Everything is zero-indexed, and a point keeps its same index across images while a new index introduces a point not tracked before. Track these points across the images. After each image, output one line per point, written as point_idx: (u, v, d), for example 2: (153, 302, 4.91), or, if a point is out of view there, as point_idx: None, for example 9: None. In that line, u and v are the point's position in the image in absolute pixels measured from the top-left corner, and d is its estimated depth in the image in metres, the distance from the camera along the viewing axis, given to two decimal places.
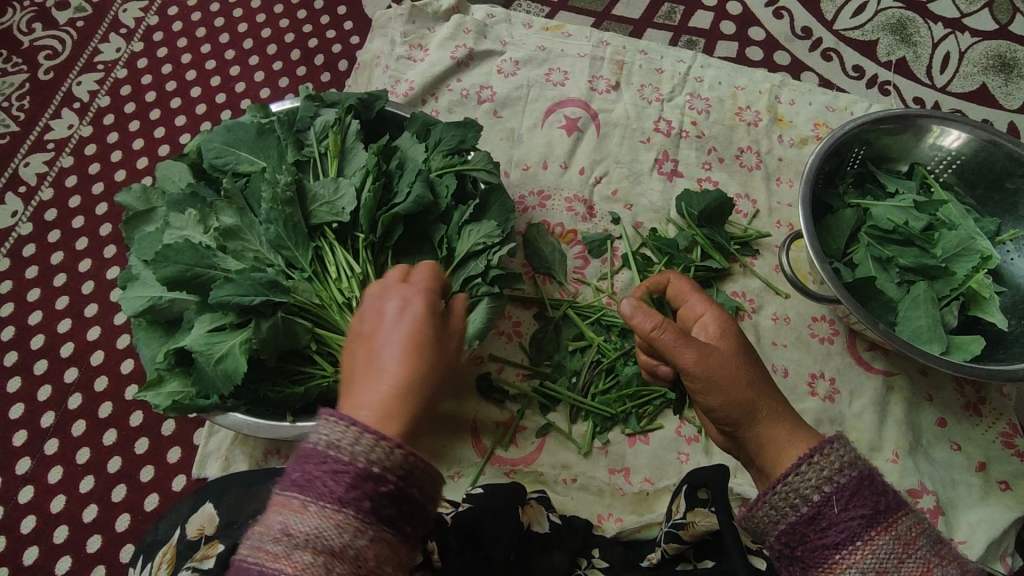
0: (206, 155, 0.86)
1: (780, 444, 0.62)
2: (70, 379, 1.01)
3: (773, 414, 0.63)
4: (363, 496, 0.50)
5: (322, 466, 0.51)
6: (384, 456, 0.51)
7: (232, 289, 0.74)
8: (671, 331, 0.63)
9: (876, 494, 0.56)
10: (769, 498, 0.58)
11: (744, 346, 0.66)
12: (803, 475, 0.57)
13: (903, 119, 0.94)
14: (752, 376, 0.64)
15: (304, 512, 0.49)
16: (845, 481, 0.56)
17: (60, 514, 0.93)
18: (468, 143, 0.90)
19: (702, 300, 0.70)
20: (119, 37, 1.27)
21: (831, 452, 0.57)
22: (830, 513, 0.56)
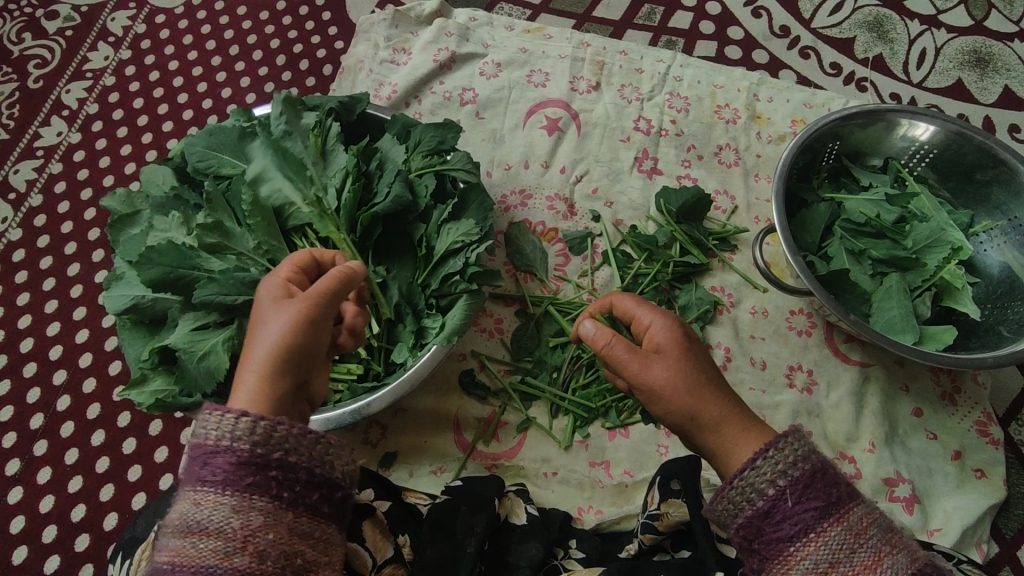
0: (189, 159, 0.88)
1: (732, 445, 0.63)
2: (58, 381, 1.02)
3: (724, 417, 0.64)
4: (216, 471, 0.54)
5: (191, 454, 0.56)
6: (228, 427, 0.55)
7: (216, 288, 0.75)
8: (620, 345, 0.67)
9: (829, 487, 0.57)
10: (727, 492, 0.59)
11: (694, 353, 0.67)
12: (758, 470, 0.58)
13: (873, 114, 0.95)
14: (699, 384, 0.65)
15: (182, 498, 0.55)
16: (798, 474, 0.58)
17: (48, 514, 0.94)
18: (448, 144, 0.92)
19: (649, 310, 0.70)
20: (107, 45, 1.29)
21: (784, 446, 0.58)
22: (784, 507, 0.57)
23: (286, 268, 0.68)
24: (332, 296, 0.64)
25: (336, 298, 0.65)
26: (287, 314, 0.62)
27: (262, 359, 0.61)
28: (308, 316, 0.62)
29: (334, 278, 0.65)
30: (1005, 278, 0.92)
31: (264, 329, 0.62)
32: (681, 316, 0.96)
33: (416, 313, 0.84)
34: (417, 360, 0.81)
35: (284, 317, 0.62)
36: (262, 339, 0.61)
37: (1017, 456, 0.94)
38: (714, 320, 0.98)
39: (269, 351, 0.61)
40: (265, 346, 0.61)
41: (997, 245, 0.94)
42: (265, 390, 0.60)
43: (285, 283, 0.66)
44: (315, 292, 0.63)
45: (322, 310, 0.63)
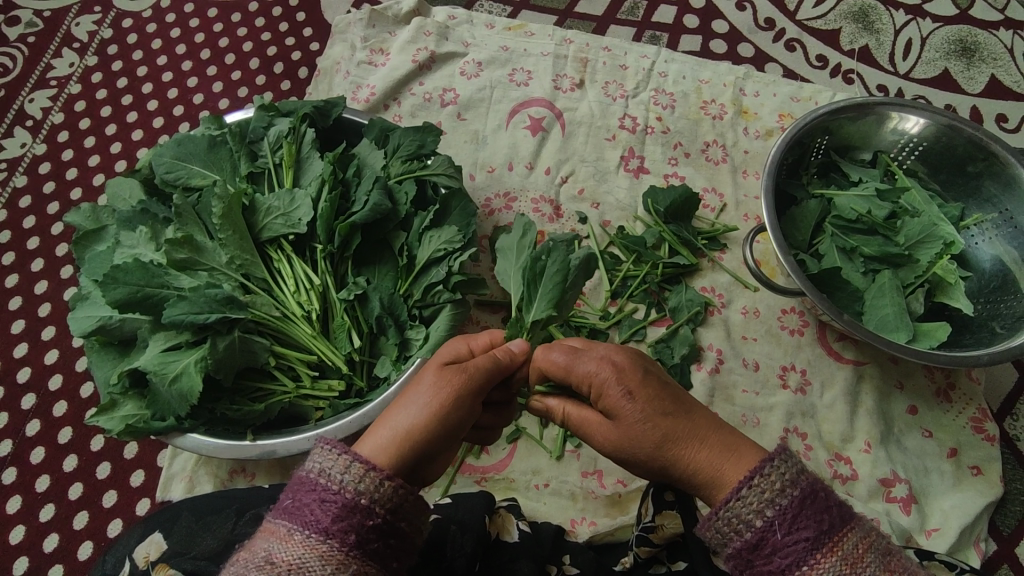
0: (156, 170, 0.84)
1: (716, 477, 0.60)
2: (27, 405, 0.99)
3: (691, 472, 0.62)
4: (349, 528, 0.53)
5: (313, 495, 0.54)
6: (370, 489, 0.54)
7: (186, 307, 0.71)
8: (574, 411, 0.69)
9: (820, 514, 0.54)
10: (714, 524, 0.57)
11: (645, 408, 0.63)
12: (743, 501, 0.56)
13: (863, 108, 0.94)
14: (659, 442, 0.62)
15: (290, 539, 0.52)
16: (787, 502, 0.55)
17: (20, 544, 0.91)
18: (428, 148, 0.88)
19: (593, 360, 0.65)
20: (72, 52, 1.25)
21: (770, 475, 0.56)
22: (774, 538, 0.55)
23: (481, 341, 0.70)
24: (485, 373, 0.64)
25: (492, 377, 0.64)
26: (446, 378, 0.62)
27: (399, 421, 0.61)
28: (462, 390, 0.62)
29: (494, 359, 0.65)
30: (997, 272, 0.91)
31: (414, 392, 0.62)
32: (671, 319, 0.94)
33: (399, 325, 0.80)
34: (401, 374, 0.78)
35: (442, 380, 0.62)
36: (419, 396, 0.62)
37: (1012, 452, 0.93)
38: (705, 322, 0.97)
39: (419, 410, 0.61)
40: (417, 404, 0.61)
41: (989, 238, 0.93)
42: (397, 448, 0.59)
43: (464, 349, 0.68)
44: (475, 366, 0.64)
45: (474, 382, 0.63)
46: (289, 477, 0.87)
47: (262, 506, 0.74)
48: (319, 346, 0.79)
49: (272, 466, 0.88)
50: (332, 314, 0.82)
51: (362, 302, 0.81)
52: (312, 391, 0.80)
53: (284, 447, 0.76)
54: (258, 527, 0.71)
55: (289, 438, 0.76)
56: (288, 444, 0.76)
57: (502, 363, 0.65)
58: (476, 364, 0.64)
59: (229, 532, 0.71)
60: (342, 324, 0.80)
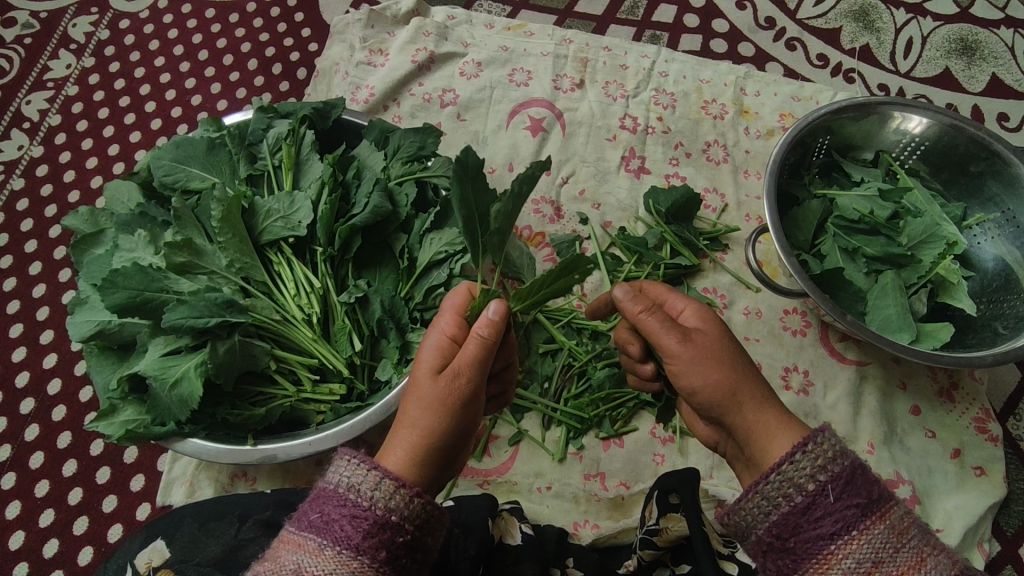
0: (155, 173, 0.83)
1: (767, 437, 0.61)
2: (26, 410, 0.98)
3: (759, 402, 0.63)
4: (380, 545, 0.52)
5: (343, 510, 0.54)
6: (402, 506, 0.54)
7: (185, 311, 0.71)
8: (657, 313, 0.64)
9: (870, 484, 0.55)
10: (762, 488, 0.57)
11: (724, 337, 0.65)
12: (796, 465, 0.56)
13: (865, 108, 0.93)
14: (730, 366, 0.63)
15: (320, 554, 0.52)
16: (839, 470, 0.55)
17: (20, 550, 0.90)
18: (428, 150, 0.87)
19: (681, 298, 0.69)
20: (68, 53, 1.24)
21: (824, 440, 0.56)
22: (825, 502, 0.55)
23: (452, 325, 0.62)
24: (481, 363, 0.59)
25: (486, 362, 0.59)
26: (445, 389, 0.59)
27: (410, 440, 0.59)
28: (463, 383, 0.59)
29: (479, 344, 0.58)
30: (1000, 272, 0.91)
31: (415, 404, 0.60)
32: None
33: (400, 327, 0.79)
34: (402, 377, 0.77)
35: (440, 388, 0.59)
36: (420, 410, 0.59)
37: (1015, 452, 0.93)
38: None
39: (421, 424, 0.59)
40: (419, 416, 0.59)
41: (991, 238, 0.92)
42: (416, 468, 0.59)
43: (447, 342, 0.61)
44: (466, 360, 0.58)
45: (473, 377, 0.59)
46: (291, 482, 0.87)
47: (264, 509, 0.74)
48: (319, 349, 0.79)
49: (272, 470, 0.88)
50: (333, 317, 0.81)
51: (363, 305, 0.80)
52: (313, 395, 0.79)
53: (285, 452, 0.76)
54: (261, 532, 0.71)
55: (289, 443, 0.76)
56: (289, 449, 0.76)
57: (492, 343, 0.58)
58: (467, 354, 0.58)
59: (233, 537, 0.71)
60: (343, 327, 0.79)
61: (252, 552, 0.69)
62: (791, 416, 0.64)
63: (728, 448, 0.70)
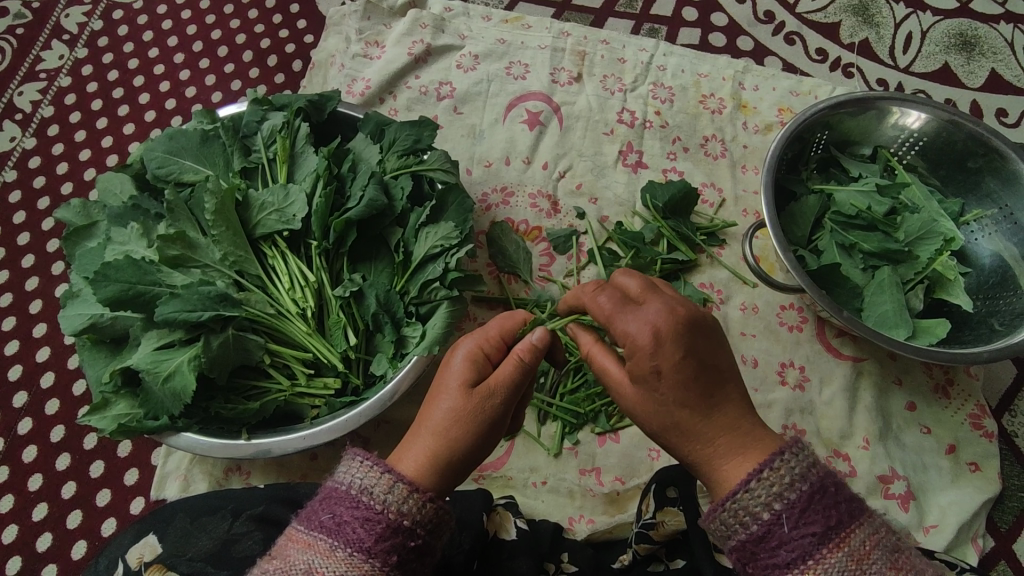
0: (148, 165, 0.83)
1: (717, 457, 0.59)
2: (19, 403, 0.98)
3: (715, 442, 0.59)
4: (392, 549, 0.53)
5: (355, 512, 0.53)
6: (416, 511, 0.54)
7: (179, 304, 0.70)
8: (597, 349, 0.61)
9: (828, 509, 0.53)
10: (720, 514, 0.56)
11: (684, 370, 0.58)
12: (751, 493, 0.55)
13: (864, 103, 0.93)
14: (681, 396, 0.58)
15: (332, 556, 0.52)
16: (795, 496, 0.54)
17: (13, 544, 0.90)
18: (424, 143, 0.87)
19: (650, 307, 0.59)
20: (61, 44, 1.23)
21: (778, 467, 0.54)
22: (781, 531, 0.53)
23: (495, 340, 0.63)
24: (515, 383, 0.60)
25: (519, 384, 0.61)
26: (476, 403, 0.59)
27: (432, 446, 0.58)
28: (498, 402, 0.59)
29: (517, 365, 0.60)
30: (996, 268, 0.91)
31: (442, 412, 0.59)
32: None
33: (395, 322, 0.79)
34: (397, 371, 0.77)
35: (472, 400, 0.59)
36: (450, 420, 0.58)
37: (1010, 449, 0.93)
38: None
39: (448, 433, 0.58)
40: (446, 424, 0.59)
41: (988, 235, 0.92)
42: (434, 472, 0.58)
43: (480, 355, 0.62)
44: (502, 379, 0.60)
45: (504, 397, 0.60)
46: (285, 477, 0.87)
47: (257, 504, 0.73)
48: (314, 343, 0.78)
49: (267, 464, 0.87)
50: (327, 312, 0.81)
51: (357, 299, 0.80)
52: (308, 389, 0.79)
53: (280, 447, 0.76)
54: (255, 528, 0.71)
55: (285, 437, 0.75)
56: (285, 444, 0.75)
57: (528, 365, 0.60)
58: (503, 373, 0.60)
59: (226, 531, 0.71)
60: (337, 322, 0.79)
61: (247, 547, 0.69)
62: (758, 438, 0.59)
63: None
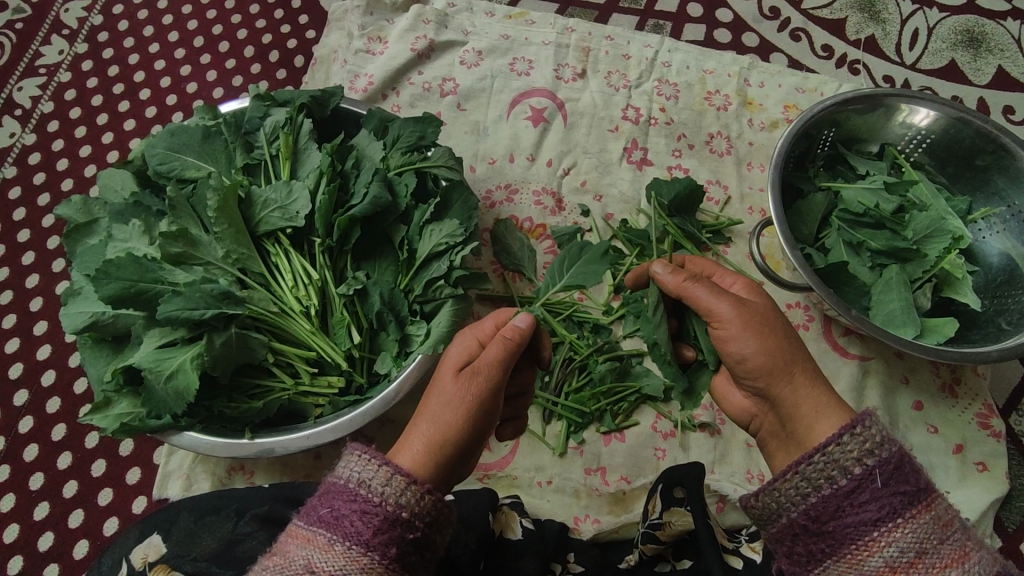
0: (150, 161, 0.82)
1: (812, 414, 0.62)
2: (20, 402, 0.97)
3: (802, 391, 0.64)
4: (389, 542, 0.52)
5: (353, 505, 0.53)
6: (413, 503, 0.53)
7: (181, 302, 0.70)
8: (700, 288, 0.68)
9: (916, 472, 0.53)
10: (803, 469, 0.56)
11: (774, 317, 0.67)
12: (843, 447, 0.55)
13: (871, 99, 0.92)
14: (774, 336, 0.65)
15: (330, 550, 0.51)
16: (887, 455, 0.54)
17: (14, 543, 0.89)
18: (428, 139, 0.86)
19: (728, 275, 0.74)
20: (61, 39, 1.22)
21: (873, 425, 0.54)
22: (872, 487, 0.53)
23: (489, 328, 0.65)
24: (503, 365, 0.60)
25: (507, 366, 0.61)
26: (468, 385, 0.59)
27: (425, 432, 0.58)
28: (488, 384, 0.59)
29: (502, 345, 0.60)
30: (1004, 267, 0.90)
31: (434, 399, 0.60)
32: None
33: (399, 320, 0.78)
34: (402, 370, 0.76)
35: (461, 382, 0.59)
36: (441, 404, 0.59)
37: (1017, 448, 0.92)
38: None
39: (440, 417, 0.58)
40: (439, 409, 0.59)
41: (997, 233, 0.91)
42: (427, 458, 0.57)
43: (474, 342, 0.63)
44: (488, 360, 0.60)
45: (492, 378, 0.60)
46: (288, 476, 0.86)
47: (261, 504, 0.73)
48: (318, 342, 0.78)
49: (269, 464, 0.87)
50: (331, 310, 0.80)
51: (361, 297, 0.79)
52: (311, 388, 0.78)
53: (283, 446, 0.75)
54: (259, 528, 0.70)
55: (288, 436, 0.75)
56: (288, 443, 0.75)
57: (514, 346, 0.61)
58: (489, 355, 0.60)
59: (229, 531, 0.70)
60: (341, 320, 0.78)
61: (251, 547, 0.69)
62: (836, 399, 0.63)
63: (765, 424, 0.68)
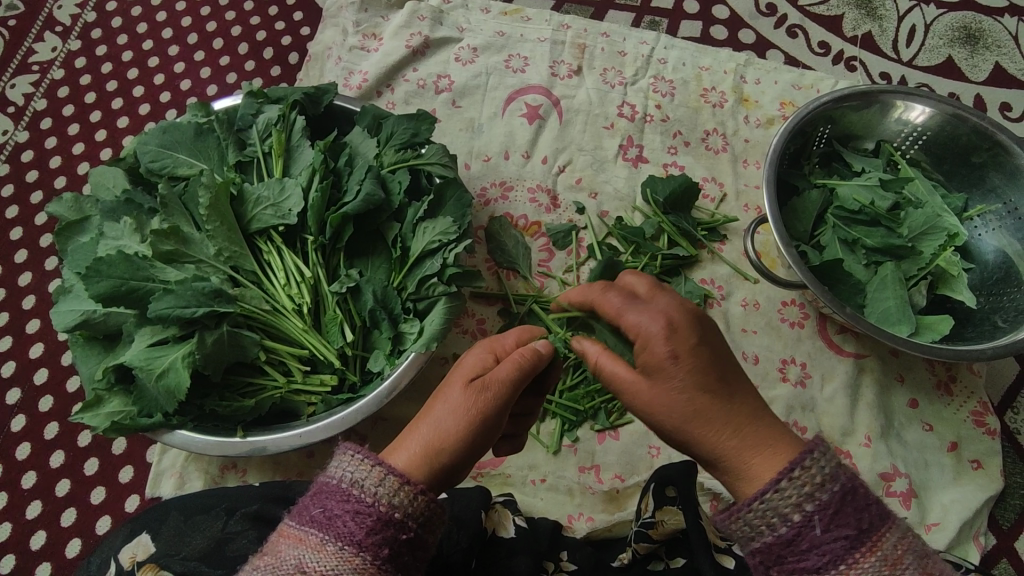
0: (141, 159, 0.81)
1: (759, 458, 0.57)
2: (12, 401, 0.96)
3: (738, 447, 0.58)
4: (383, 542, 0.52)
5: (346, 505, 0.53)
6: (406, 504, 0.53)
7: (173, 300, 0.70)
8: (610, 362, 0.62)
9: (859, 512, 0.53)
10: (744, 515, 0.54)
11: (688, 374, 0.59)
12: (782, 494, 0.53)
13: (866, 96, 0.92)
14: (693, 407, 0.59)
15: (323, 550, 0.51)
16: (828, 497, 0.53)
17: (6, 542, 0.89)
18: (422, 137, 0.85)
19: (642, 312, 0.62)
20: (54, 36, 1.21)
21: (811, 468, 0.53)
22: (811, 534, 0.52)
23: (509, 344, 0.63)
24: (514, 384, 0.59)
25: (518, 386, 0.59)
26: (474, 400, 0.58)
27: (425, 438, 0.58)
28: (494, 403, 0.58)
29: (514, 365, 0.59)
30: (1000, 264, 0.90)
31: (440, 407, 0.59)
32: None
33: (392, 318, 0.78)
34: (395, 369, 0.76)
35: (470, 396, 0.58)
36: (446, 413, 0.58)
37: (1013, 446, 0.92)
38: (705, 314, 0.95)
39: (443, 426, 0.58)
40: (443, 418, 0.58)
41: (992, 230, 0.91)
42: (423, 465, 0.57)
43: (489, 356, 0.62)
44: (500, 378, 0.59)
45: (501, 397, 0.59)
46: (281, 474, 0.86)
47: (253, 502, 0.72)
48: (311, 340, 0.77)
49: (262, 462, 0.87)
50: (324, 308, 0.80)
51: (354, 295, 0.79)
52: (304, 386, 0.78)
53: (276, 444, 0.74)
54: (250, 526, 0.70)
55: (282, 435, 0.74)
56: (281, 441, 0.74)
57: (528, 367, 0.60)
58: (501, 372, 0.59)
59: (221, 530, 0.70)
60: (334, 318, 0.78)
61: (242, 546, 0.69)
62: (778, 442, 0.58)
63: None
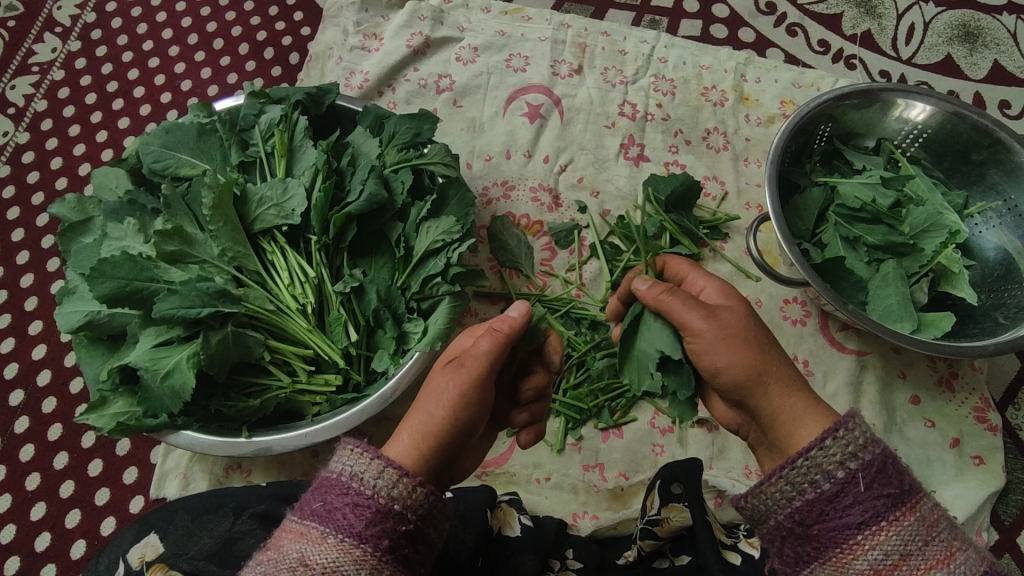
0: (144, 159, 0.81)
1: (792, 423, 0.60)
2: (15, 402, 0.96)
3: (784, 394, 0.62)
4: (382, 534, 0.51)
5: (345, 498, 0.53)
6: (405, 495, 0.53)
7: (177, 301, 0.70)
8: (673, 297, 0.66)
9: (900, 474, 0.52)
10: (785, 474, 0.54)
11: (749, 321, 0.65)
12: (826, 451, 0.53)
13: (867, 94, 0.92)
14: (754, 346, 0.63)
15: (324, 542, 0.51)
16: (871, 458, 0.53)
17: (11, 544, 0.89)
18: (424, 136, 0.86)
19: (701, 276, 0.72)
20: (54, 37, 1.21)
21: (856, 428, 0.53)
22: (855, 490, 0.52)
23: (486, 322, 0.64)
24: (491, 358, 0.60)
25: (497, 359, 0.60)
26: (455, 382, 0.59)
27: (416, 429, 0.58)
28: (475, 379, 0.59)
29: (493, 339, 0.60)
30: (1000, 261, 0.90)
31: (427, 397, 0.60)
32: None
33: (396, 317, 0.78)
34: (399, 368, 0.76)
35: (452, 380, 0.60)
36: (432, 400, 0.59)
37: (1014, 441, 0.93)
38: None
39: (431, 414, 0.59)
40: (430, 406, 0.59)
41: (993, 227, 0.91)
42: (418, 456, 0.57)
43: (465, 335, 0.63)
44: (477, 354, 0.60)
45: (481, 372, 0.60)
46: (286, 474, 0.86)
47: (258, 502, 0.72)
48: (315, 340, 0.77)
49: (267, 463, 0.87)
50: (328, 308, 0.80)
51: (358, 294, 0.79)
52: (308, 385, 0.78)
53: (281, 444, 0.74)
54: (256, 526, 0.70)
55: (286, 435, 0.74)
56: (286, 441, 0.74)
57: (507, 339, 0.60)
58: (479, 348, 0.60)
59: (227, 529, 0.70)
60: (338, 318, 0.78)
61: (248, 545, 0.69)
62: (821, 406, 0.61)
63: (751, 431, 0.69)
